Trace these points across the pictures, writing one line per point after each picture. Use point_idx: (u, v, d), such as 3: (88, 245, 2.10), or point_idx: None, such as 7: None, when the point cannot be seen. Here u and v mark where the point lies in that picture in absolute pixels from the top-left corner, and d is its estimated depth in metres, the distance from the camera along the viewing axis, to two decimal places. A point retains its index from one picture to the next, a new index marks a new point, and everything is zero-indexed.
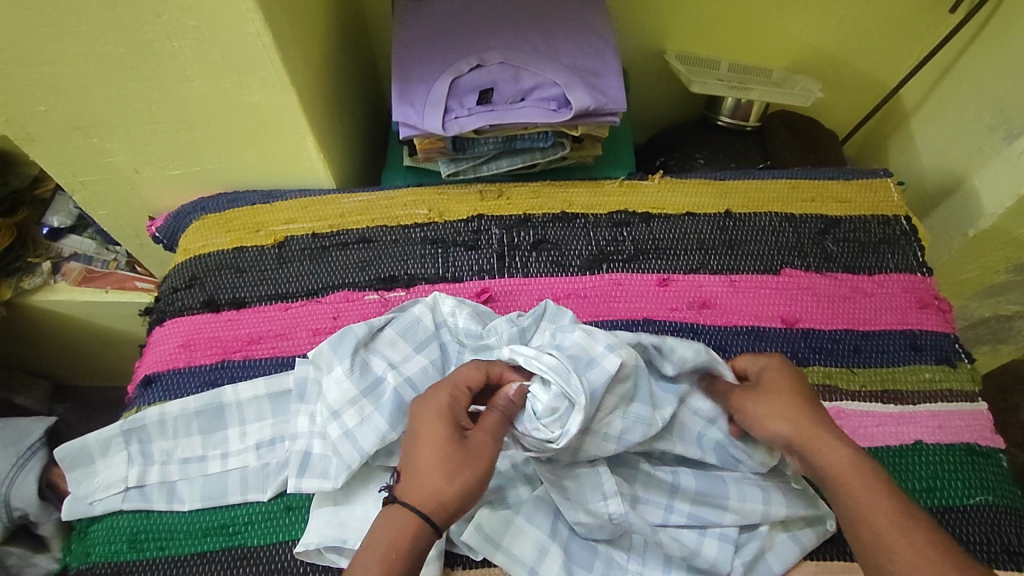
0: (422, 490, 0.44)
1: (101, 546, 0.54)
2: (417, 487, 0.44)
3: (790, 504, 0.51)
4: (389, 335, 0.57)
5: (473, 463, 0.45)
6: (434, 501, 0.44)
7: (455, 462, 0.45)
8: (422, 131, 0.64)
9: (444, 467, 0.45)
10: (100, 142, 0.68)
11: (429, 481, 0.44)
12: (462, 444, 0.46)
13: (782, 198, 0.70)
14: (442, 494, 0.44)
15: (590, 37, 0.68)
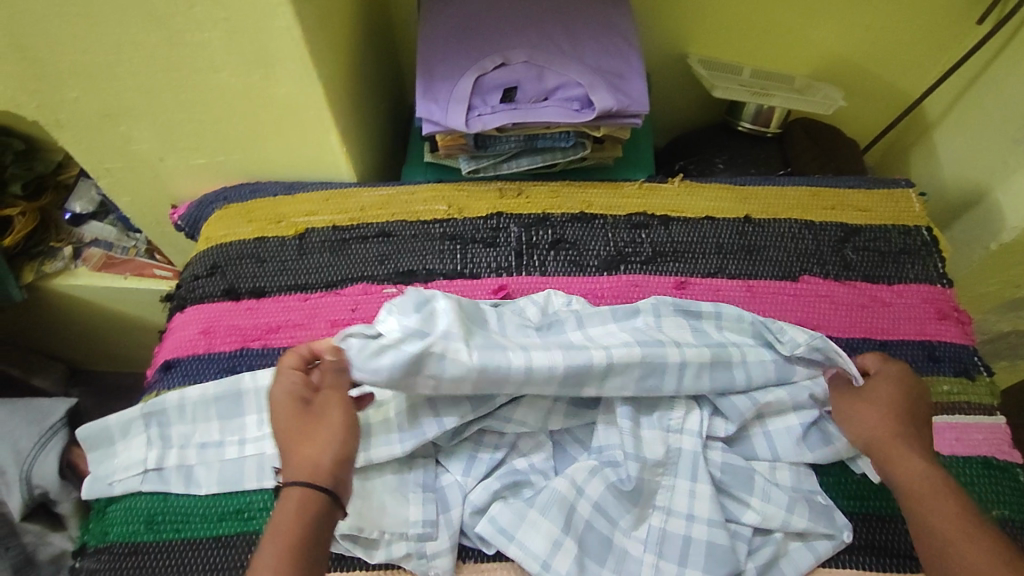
0: (298, 467, 0.46)
1: (119, 526, 0.55)
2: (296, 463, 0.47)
3: (814, 519, 0.51)
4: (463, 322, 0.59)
5: (324, 425, 0.49)
6: (306, 469, 0.46)
7: (309, 430, 0.48)
8: (445, 128, 0.65)
9: (310, 439, 0.48)
10: (127, 129, 0.69)
11: (299, 455, 0.47)
12: (308, 413, 0.50)
13: (802, 205, 0.70)
14: (317, 463, 0.47)
15: (615, 39, 0.68)
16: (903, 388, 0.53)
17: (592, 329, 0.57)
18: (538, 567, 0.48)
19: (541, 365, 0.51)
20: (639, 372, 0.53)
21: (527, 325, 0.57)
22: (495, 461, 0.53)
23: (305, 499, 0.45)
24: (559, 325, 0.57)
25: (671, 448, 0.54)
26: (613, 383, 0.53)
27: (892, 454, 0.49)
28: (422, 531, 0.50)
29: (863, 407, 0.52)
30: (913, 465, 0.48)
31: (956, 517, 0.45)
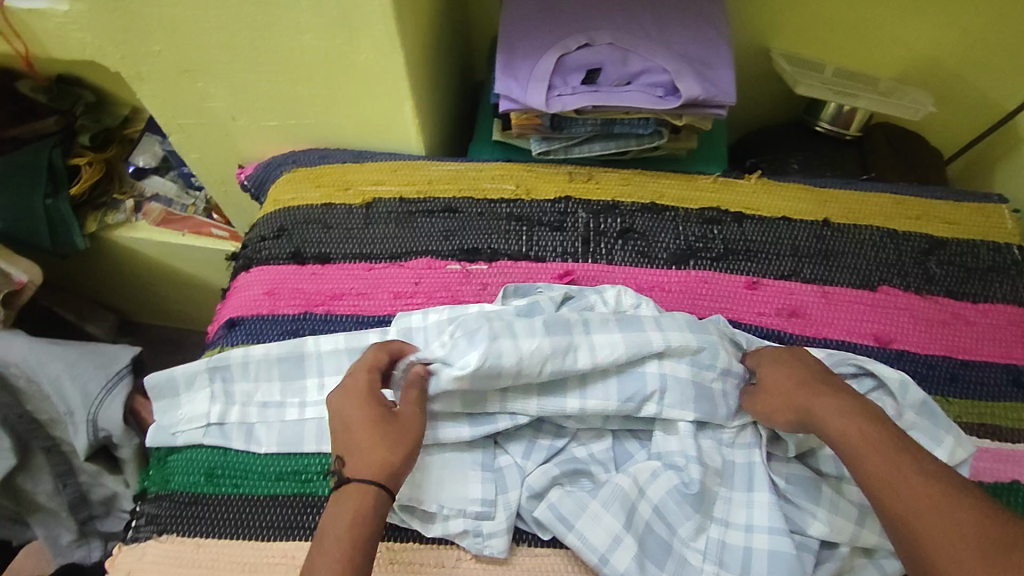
0: (369, 462, 0.46)
1: (180, 475, 0.56)
2: (366, 462, 0.46)
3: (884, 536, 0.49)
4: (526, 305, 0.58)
5: (407, 434, 0.48)
6: (384, 470, 0.46)
7: (393, 438, 0.48)
8: (523, 106, 0.64)
9: (383, 443, 0.47)
10: (204, 86, 0.70)
11: (371, 457, 0.46)
12: (394, 419, 0.48)
13: (884, 212, 0.67)
14: (390, 464, 0.47)
15: (704, 26, 0.66)
16: (789, 356, 0.53)
17: (671, 331, 0.54)
18: (596, 560, 0.48)
19: (607, 358, 0.53)
20: (692, 394, 0.53)
21: (610, 319, 0.55)
22: (555, 448, 0.54)
23: (376, 497, 0.45)
24: (638, 322, 0.55)
25: (726, 460, 0.54)
26: (675, 393, 0.53)
27: (816, 409, 0.49)
28: (481, 510, 0.50)
29: (769, 391, 0.52)
30: (832, 405, 0.48)
31: (880, 447, 0.45)
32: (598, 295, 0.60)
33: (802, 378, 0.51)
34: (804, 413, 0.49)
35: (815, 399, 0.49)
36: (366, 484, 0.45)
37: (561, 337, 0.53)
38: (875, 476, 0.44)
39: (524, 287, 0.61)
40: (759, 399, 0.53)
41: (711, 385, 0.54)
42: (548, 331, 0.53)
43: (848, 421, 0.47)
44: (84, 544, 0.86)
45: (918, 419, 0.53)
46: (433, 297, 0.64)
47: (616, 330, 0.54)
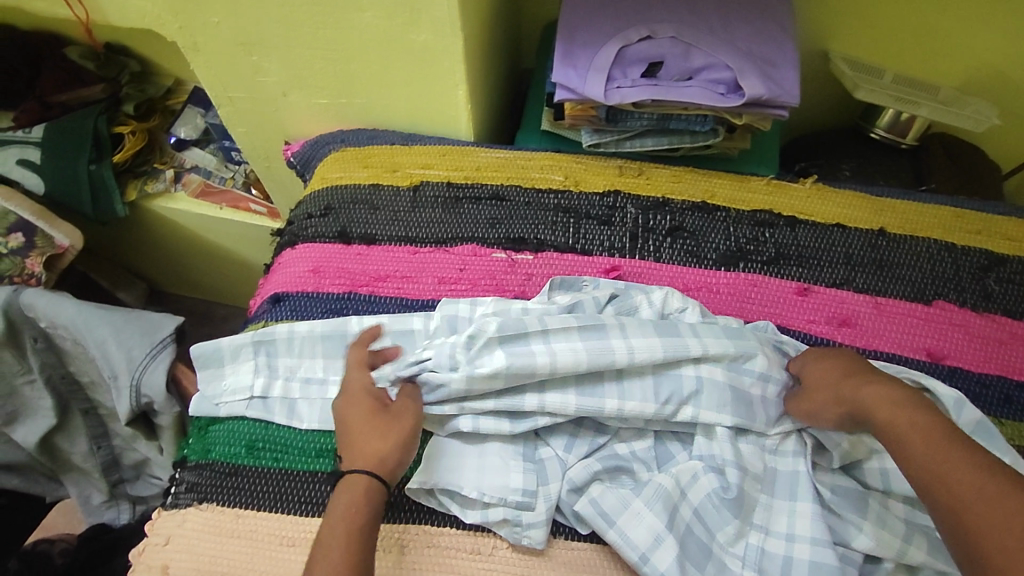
0: (365, 453, 0.49)
1: (221, 446, 0.57)
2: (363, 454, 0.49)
3: (935, 557, 0.48)
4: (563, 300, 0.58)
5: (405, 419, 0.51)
6: (377, 459, 0.48)
7: (384, 427, 0.50)
8: (580, 96, 0.63)
9: (383, 435, 0.50)
10: (258, 60, 0.70)
11: (368, 448, 0.49)
12: (386, 410, 0.51)
13: (943, 225, 0.65)
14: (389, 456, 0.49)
15: (769, 24, 0.64)
16: (835, 354, 0.53)
17: (709, 338, 0.54)
18: (635, 557, 0.48)
19: (644, 358, 0.53)
20: (729, 398, 0.53)
21: (647, 323, 0.54)
22: (596, 443, 0.53)
23: (370, 488, 0.47)
24: (675, 328, 0.54)
25: (768, 466, 0.53)
26: (714, 395, 0.53)
27: (866, 397, 0.48)
28: (521, 499, 0.50)
29: (812, 388, 0.52)
30: (882, 391, 0.47)
31: (928, 430, 0.43)
32: (645, 295, 0.59)
33: (851, 370, 0.50)
34: (852, 403, 0.48)
35: (865, 387, 0.48)
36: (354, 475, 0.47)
37: (596, 335, 0.53)
38: (922, 459, 0.42)
39: (571, 281, 0.60)
40: (806, 396, 0.52)
41: (751, 390, 0.53)
42: (583, 333, 0.54)
43: (897, 407, 0.46)
44: (113, 506, 0.87)
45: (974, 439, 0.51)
46: (477, 284, 0.63)
47: (654, 334, 0.54)
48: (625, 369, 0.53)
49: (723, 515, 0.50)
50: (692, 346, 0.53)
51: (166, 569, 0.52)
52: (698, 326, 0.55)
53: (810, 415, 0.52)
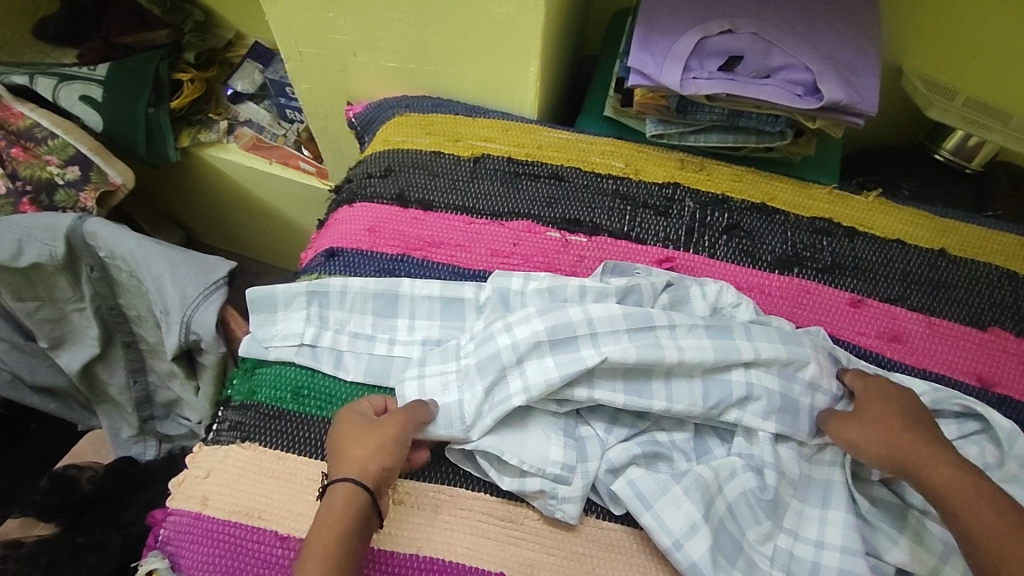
0: (347, 463, 0.48)
1: (267, 389, 0.58)
2: (340, 467, 0.48)
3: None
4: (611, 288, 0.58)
5: (389, 430, 0.50)
6: (352, 470, 0.48)
7: (372, 440, 0.49)
8: (654, 83, 0.62)
9: (364, 442, 0.49)
10: (333, 17, 0.70)
11: (351, 455, 0.48)
12: (374, 420, 0.51)
13: (1006, 253, 0.64)
14: (361, 464, 0.48)
15: (853, 30, 0.63)
16: (888, 398, 0.52)
17: (762, 342, 0.53)
18: (668, 544, 0.48)
19: (693, 359, 0.52)
20: (778, 404, 0.53)
21: (698, 325, 0.54)
22: (636, 429, 0.54)
23: (352, 502, 0.46)
24: (727, 329, 0.54)
25: (804, 473, 0.53)
26: (761, 398, 0.53)
27: (922, 466, 0.47)
28: (560, 473, 0.51)
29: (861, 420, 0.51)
30: (941, 469, 0.46)
31: (980, 518, 0.43)
32: (698, 288, 0.59)
33: (908, 433, 0.49)
34: (909, 466, 0.47)
35: (928, 459, 0.47)
36: (331, 484, 0.48)
37: (646, 338, 0.53)
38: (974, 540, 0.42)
39: (623, 266, 0.60)
40: (856, 426, 0.51)
41: (800, 398, 0.53)
42: (631, 337, 0.54)
43: (952, 475, 0.45)
44: (141, 441, 0.89)
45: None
46: (529, 260, 0.63)
47: (704, 337, 0.54)
48: (674, 370, 0.53)
49: (759, 516, 0.50)
50: (744, 350, 0.53)
51: (204, 501, 0.53)
52: (752, 328, 0.54)
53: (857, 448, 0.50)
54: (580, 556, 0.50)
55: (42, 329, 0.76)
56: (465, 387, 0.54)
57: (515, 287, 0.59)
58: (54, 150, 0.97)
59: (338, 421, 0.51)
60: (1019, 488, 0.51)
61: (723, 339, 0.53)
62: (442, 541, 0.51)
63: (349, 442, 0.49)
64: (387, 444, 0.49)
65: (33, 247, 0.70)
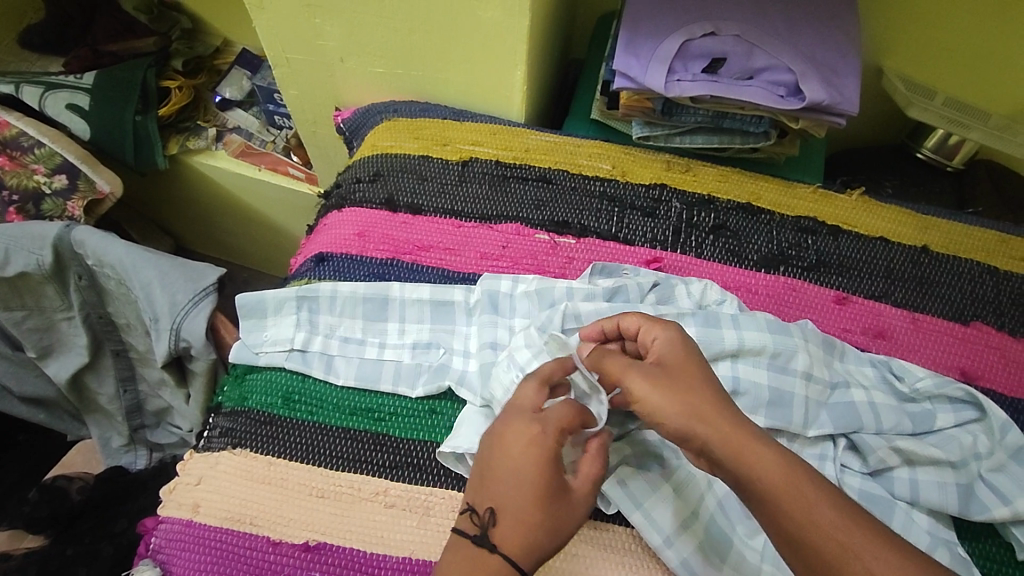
0: (520, 533, 0.42)
1: (258, 395, 0.58)
2: (514, 532, 0.42)
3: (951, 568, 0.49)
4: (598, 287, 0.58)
5: (575, 516, 0.44)
6: (523, 546, 0.42)
7: (555, 519, 0.43)
8: (639, 86, 0.63)
9: (547, 513, 0.42)
10: (321, 24, 0.70)
11: (525, 526, 0.42)
12: (566, 494, 0.44)
13: (987, 249, 0.65)
14: (536, 544, 0.42)
15: (833, 31, 0.64)
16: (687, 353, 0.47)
17: (748, 330, 0.55)
18: (658, 542, 0.48)
19: None
20: (766, 398, 0.53)
21: (685, 314, 0.56)
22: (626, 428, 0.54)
23: None
24: (715, 320, 0.56)
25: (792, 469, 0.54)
26: (748, 392, 0.53)
27: (747, 451, 0.41)
28: None
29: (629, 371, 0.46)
30: (766, 456, 0.40)
31: (812, 511, 0.39)
32: (684, 286, 0.59)
33: (694, 399, 0.43)
34: (730, 447, 0.41)
35: (750, 441, 0.41)
36: (493, 543, 0.42)
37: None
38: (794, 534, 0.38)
39: (611, 267, 0.61)
40: (652, 388, 0.45)
41: (792, 391, 0.53)
42: None
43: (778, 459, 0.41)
44: (131, 450, 0.89)
45: (1009, 463, 0.52)
46: (518, 262, 0.64)
47: (690, 326, 0.55)
48: None
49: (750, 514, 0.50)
50: (730, 339, 0.55)
51: (196, 508, 0.53)
52: (739, 317, 0.56)
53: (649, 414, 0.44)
54: (571, 556, 0.50)
55: (29, 339, 0.76)
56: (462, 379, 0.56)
57: (504, 289, 0.60)
58: (40, 158, 0.97)
59: (518, 463, 0.43)
60: (1006, 478, 0.51)
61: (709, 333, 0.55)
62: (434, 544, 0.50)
63: (519, 497, 0.43)
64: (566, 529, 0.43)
65: (21, 256, 0.70)
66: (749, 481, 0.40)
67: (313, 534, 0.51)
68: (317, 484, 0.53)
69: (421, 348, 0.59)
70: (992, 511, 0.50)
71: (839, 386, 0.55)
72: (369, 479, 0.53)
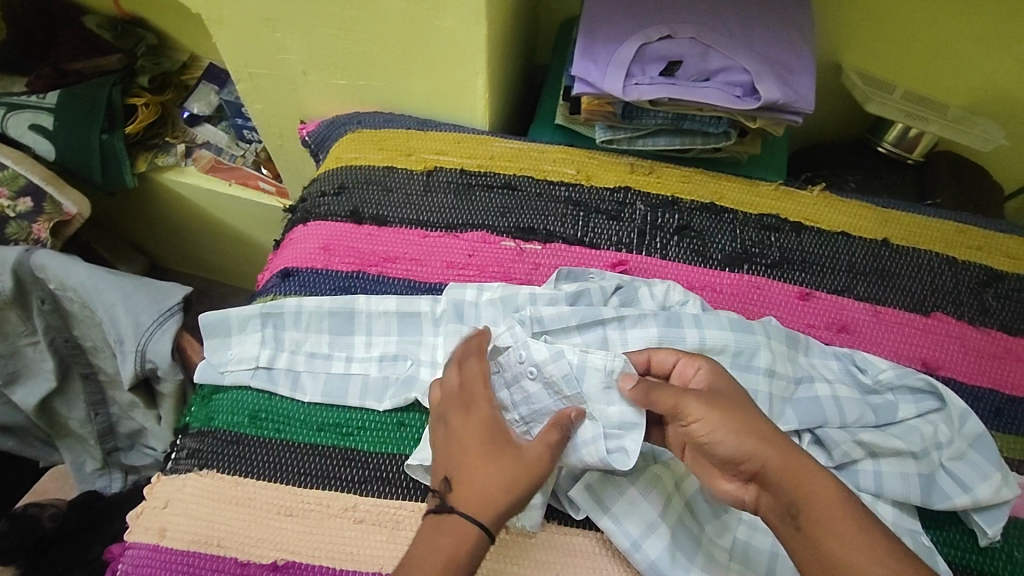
0: (465, 485, 0.44)
1: (224, 414, 0.57)
2: (465, 488, 0.44)
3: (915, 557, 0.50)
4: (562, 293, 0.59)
5: (529, 471, 0.45)
6: (482, 504, 0.43)
7: (510, 473, 0.44)
8: (598, 90, 0.64)
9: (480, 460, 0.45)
10: (281, 38, 0.70)
11: (465, 475, 0.44)
12: (515, 451, 0.45)
13: (946, 240, 0.66)
14: (494, 500, 0.43)
15: (787, 31, 0.65)
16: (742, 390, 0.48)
17: (710, 329, 0.56)
18: (627, 544, 0.49)
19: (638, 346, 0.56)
20: None
21: (646, 317, 0.57)
22: None
23: (473, 534, 0.43)
24: (678, 320, 0.56)
25: None
26: None
27: (803, 478, 0.42)
28: None
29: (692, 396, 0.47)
30: (823, 483, 0.42)
31: (849, 538, 0.40)
32: (648, 288, 0.60)
33: (746, 420, 0.45)
34: (789, 473, 0.42)
35: (805, 470, 0.43)
36: (452, 507, 0.44)
37: (595, 334, 0.57)
38: (829, 555, 0.40)
39: (577, 272, 0.61)
40: (709, 409, 0.45)
41: (756, 388, 0.54)
42: (582, 333, 0.57)
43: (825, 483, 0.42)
44: (106, 474, 0.87)
45: (969, 451, 0.53)
46: (485, 270, 0.64)
47: (653, 327, 0.56)
48: None
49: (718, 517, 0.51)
50: (693, 339, 0.55)
51: (162, 532, 0.52)
52: (701, 317, 0.56)
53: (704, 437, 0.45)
54: (543, 563, 0.50)
55: None
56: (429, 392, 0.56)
57: (469, 298, 0.60)
58: (4, 181, 0.95)
59: (456, 429, 0.47)
60: (966, 465, 0.53)
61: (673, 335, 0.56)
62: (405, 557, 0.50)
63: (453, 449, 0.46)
64: (522, 483, 0.44)
65: None
66: (800, 504, 0.42)
67: (281, 553, 0.51)
68: (286, 502, 0.53)
69: (388, 361, 0.58)
70: (953, 499, 0.51)
71: (803, 381, 0.55)
72: (338, 495, 0.53)
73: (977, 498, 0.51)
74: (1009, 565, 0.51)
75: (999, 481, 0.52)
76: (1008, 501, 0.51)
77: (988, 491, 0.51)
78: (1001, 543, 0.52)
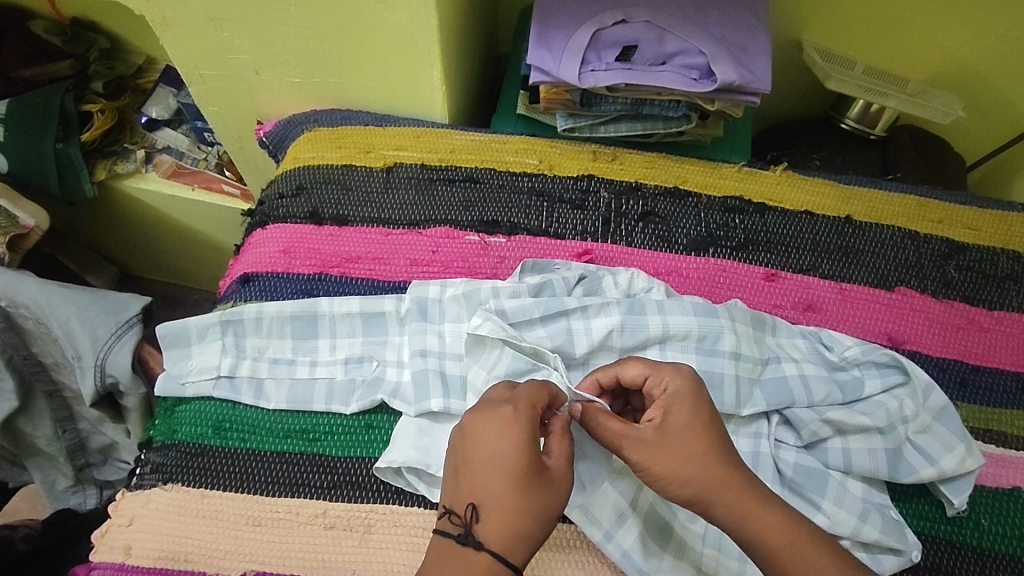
0: (503, 523, 0.42)
1: (187, 426, 0.56)
2: (497, 524, 0.42)
3: (883, 531, 0.50)
4: (523, 288, 0.58)
5: (558, 497, 0.43)
6: (514, 539, 0.42)
7: (543, 500, 0.43)
8: (554, 79, 0.63)
9: (524, 495, 0.42)
10: (229, 37, 0.68)
11: (503, 513, 0.42)
12: (546, 476, 0.43)
13: (907, 215, 0.67)
14: (526, 533, 0.42)
15: (743, 11, 0.64)
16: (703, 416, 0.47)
17: (672, 317, 0.56)
18: (599, 535, 0.49)
19: (603, 337, 0.55)
20: None
21: (609, 304, 0.56)
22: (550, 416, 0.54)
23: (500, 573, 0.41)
24: (642, 308, 0.56)
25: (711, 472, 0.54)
26: None
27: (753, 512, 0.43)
28: None
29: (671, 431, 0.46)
30: (782, 520, 0.43)
31: None
32: (612, 277, 0.60)
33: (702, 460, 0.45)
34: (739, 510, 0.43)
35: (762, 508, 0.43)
36: (491, 548, 0.41)
37: (559, 324, 0.57)
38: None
39: (542, 264, 0.61)
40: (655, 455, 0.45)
41: (723, 371, 0.54)
42: (544, 324, 0.57)
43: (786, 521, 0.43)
44: (79, 491, 0.86)
45: (935, 424, 0.54)
46: (449, 266, 0.63)
47: (615, 314, 0.56)
48: (591, 352, 0.56)
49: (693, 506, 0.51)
50: (655, 324, 0.55)
51: (127, 550, 0.51)
52: (664, 303, 0.56)
53: (658, 478, 0.45)
54: None
55: None
56: (394, 393, 0.55)
57: (431, 296, 0.59)
58: None
59: (495, 458, 0.43)
60: (931, 439, 0.53)
61: (636, 324, 0.56)
62: (377, 561, 0.50)
63: (489, 480, 0.43)
64: (552, 510, 0.43)
65: None
66: (754, 542, 0.43)
67: (250, 564, 0.50)
68: (255, 512, 0.52)
69: (353, 364, 0.58)
70: (919, 472, 0.52)
71: (771, 361, 0.56)
72: (309, 501, 0.52)
73: (943, 471, 0.52)
74: (975, 532, 0.52)
75: (963, 452, 0.52)
76: (971, 471, 0.52)
77: (954, 464, 0.52)
78: (967, 512, 0.53)
